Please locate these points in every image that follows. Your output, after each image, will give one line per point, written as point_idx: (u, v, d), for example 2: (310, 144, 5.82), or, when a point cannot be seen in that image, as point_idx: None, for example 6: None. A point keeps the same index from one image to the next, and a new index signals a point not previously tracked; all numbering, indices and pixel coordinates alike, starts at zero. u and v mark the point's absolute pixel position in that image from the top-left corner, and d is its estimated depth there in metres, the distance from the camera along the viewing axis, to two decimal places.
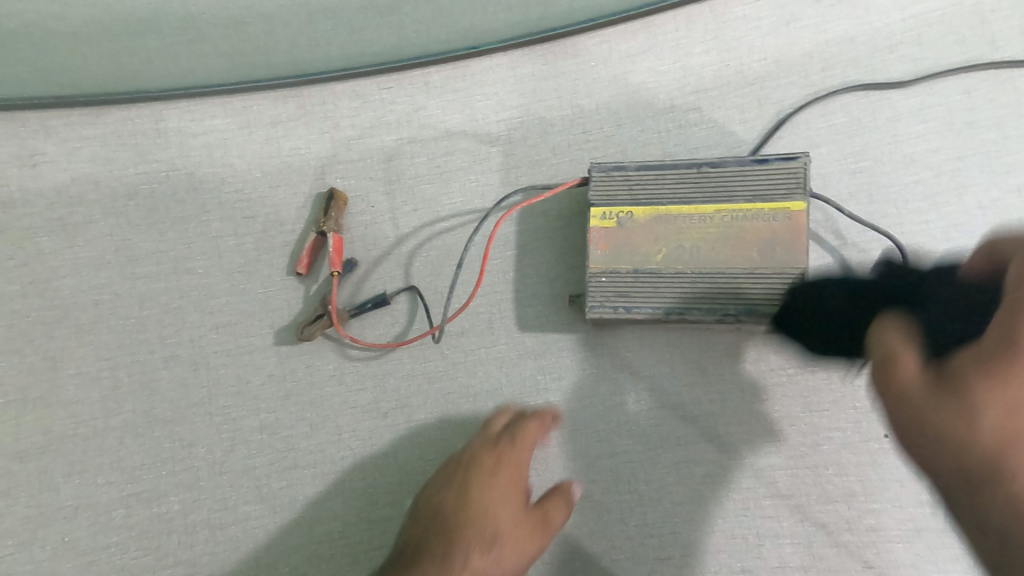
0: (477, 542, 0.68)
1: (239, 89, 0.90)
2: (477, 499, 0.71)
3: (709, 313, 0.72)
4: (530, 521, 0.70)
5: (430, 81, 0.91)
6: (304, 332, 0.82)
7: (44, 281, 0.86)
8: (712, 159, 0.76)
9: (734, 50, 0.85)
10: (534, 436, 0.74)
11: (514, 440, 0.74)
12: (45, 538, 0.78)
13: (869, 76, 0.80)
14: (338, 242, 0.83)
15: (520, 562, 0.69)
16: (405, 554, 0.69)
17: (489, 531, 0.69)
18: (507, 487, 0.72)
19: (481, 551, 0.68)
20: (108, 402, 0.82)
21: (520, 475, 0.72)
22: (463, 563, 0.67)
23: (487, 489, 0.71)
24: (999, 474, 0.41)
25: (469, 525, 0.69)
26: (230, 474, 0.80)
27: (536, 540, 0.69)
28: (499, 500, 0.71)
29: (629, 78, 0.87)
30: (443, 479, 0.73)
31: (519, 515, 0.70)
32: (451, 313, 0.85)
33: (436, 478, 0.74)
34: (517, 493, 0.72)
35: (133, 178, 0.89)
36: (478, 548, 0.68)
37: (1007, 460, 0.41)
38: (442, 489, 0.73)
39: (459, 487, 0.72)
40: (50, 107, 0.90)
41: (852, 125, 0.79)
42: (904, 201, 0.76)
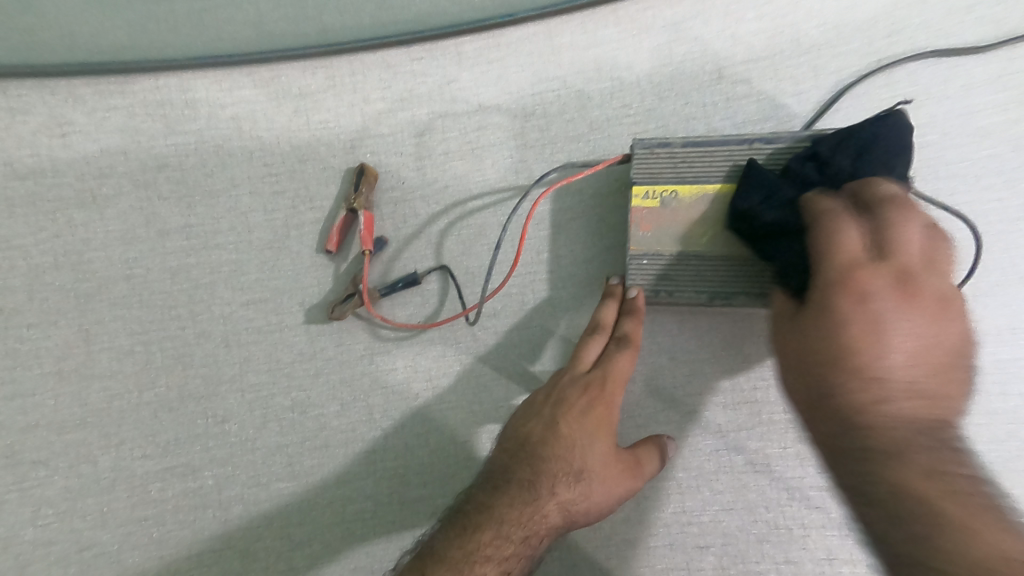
0: (563, 475, 0.67)
1: (267, 59, 0.87)
2: (566, 435, 0.70)
3: (758, 298, 0.68)
4: (620, 462, 0.68)
5: (463, 51, 0.88)
6: (336, 311, 0.81)
7: (76, 254, 0.85)
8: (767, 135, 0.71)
9: (789, 16, 0.79)
10: (627, 375, 0.72)
11: (605, 376, 0.72)
12: (85, 508, 0.79)
13: (940, 42, 0.75)
14: (369, 221, 0.81)
15: (608, 500, 0.67)
16: (490, 479, 0.68)
17: (576, 465, 0.68)
18: (597, 424, 0.70)
19: (567, 485, 0.67)
20: (143, 376, 0.82)
21: (610, 414, 0.71)
22: (549, 495, 0.66)
23: (577, 425, 0.70)
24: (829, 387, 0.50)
25: (555, 458, 0.68)
26: (263, 451, 0.80)
27: (629, 481, 0.68)
28: (589, 437, 0.69)
29: (673, 47, 0.82)
30: (529, 415, 0.73)
31: (609, 452, 0.69)
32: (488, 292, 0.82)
33: (520, 416, 0.74)
34: (607, 431, 0.70)
35: (162, 150, 0.87)
36: (564, 481, 0.67)
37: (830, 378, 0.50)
38: (528, 424, 0.72)
39: (548, 422, 0.71)
40: (77, 75, 0.88)
41: (919, 96, 0.74)
42: (975, 177, 0.72)
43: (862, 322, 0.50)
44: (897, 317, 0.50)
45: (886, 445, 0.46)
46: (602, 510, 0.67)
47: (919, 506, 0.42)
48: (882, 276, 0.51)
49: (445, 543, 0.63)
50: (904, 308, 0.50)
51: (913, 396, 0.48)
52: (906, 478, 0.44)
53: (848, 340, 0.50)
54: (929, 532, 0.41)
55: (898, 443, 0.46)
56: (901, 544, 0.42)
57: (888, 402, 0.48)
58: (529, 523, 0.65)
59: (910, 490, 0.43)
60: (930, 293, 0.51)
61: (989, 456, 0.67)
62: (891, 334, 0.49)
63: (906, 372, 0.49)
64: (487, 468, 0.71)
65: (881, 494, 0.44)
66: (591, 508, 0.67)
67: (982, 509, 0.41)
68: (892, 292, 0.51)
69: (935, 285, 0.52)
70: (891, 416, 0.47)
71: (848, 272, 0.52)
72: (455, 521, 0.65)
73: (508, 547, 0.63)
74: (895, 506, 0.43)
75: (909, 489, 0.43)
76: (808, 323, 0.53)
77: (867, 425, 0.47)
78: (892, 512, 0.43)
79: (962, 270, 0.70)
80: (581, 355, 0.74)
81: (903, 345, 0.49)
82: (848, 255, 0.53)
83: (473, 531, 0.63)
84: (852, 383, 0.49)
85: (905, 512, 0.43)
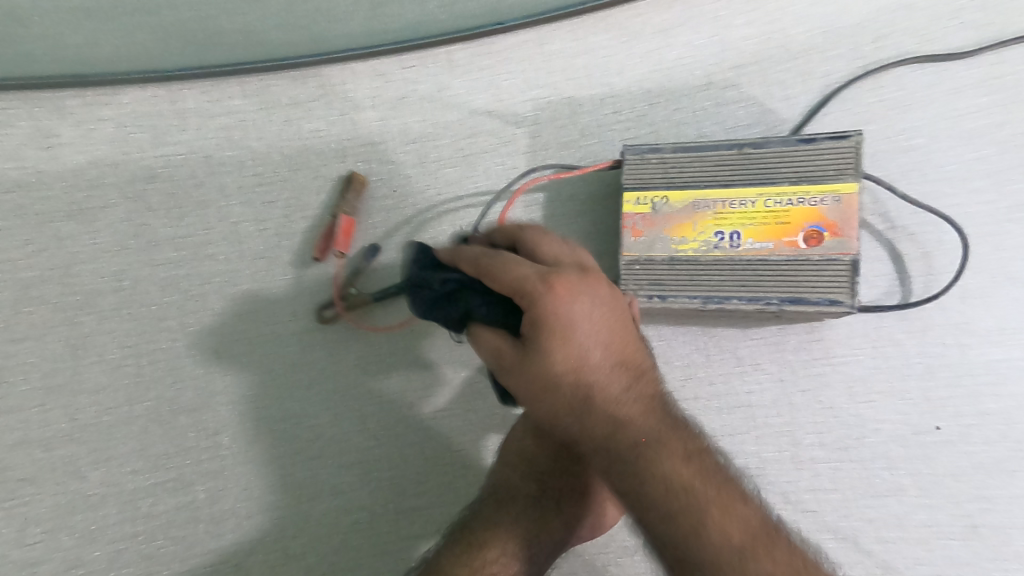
0: (568, 491, 0.70)
1: (258, 69, 0.87)
2: (565, 451, 0.71)
3: (751, 302, 0.68)
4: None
5: (454, 59, 0.88)
6: (325, 315, 0.82)
7: (63, 266, 0.84)
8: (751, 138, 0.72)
9: (777, 22, 0.80)
10: None
11: None
12: (74, 526, 0.77)
13: (926, 46, 0.76)
14: (349, 226, 0.82)
15: (609, 509, 0.72)
16: (495, 495, 0.69)
17: (580, 481, 0.71)
18: None
19: (572, 500, 0.70)
20: (133, 389, 0.81)
21: None
22: (555, 511, 0.69)
23: None
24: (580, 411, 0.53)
25: (558, 475, 0.71)
26: (256, 464, 0.79)
27: None
28: None
29: (663, 53, 0.83)
30: (525, 430, 0.73)
31: None
32: None
33: (517, 430, 0.74)
34: None
35: (151, 160, 0.86)
36: (569, 497, 0.70)
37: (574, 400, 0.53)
38: (525, 440, 0.72)
39: (546, 438, 0.71)
40: (63, 86, 0.87)
41: (906, 100, 0.75)
42: (962, 179, 0.73)
43: (562, 334, 0.52)
44: (585, 314, 0.52)
45: (636, 442, 0.51)
46: (603, 519, 0.71)
47: (673, 500, 0.48)
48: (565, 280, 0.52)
49: (450, 561, 0.64)
50: (587, 300, 0.53)
51: (622, 382, 0.53)
52: (663, 469, 0.49)
53: (565, 354, 0.52)
54: (679, 519, 0.47)
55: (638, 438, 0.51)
56: (669, 538, 0.47)
57: (616, 395, 0.53)
58: (537, 540, 0.67)
59: (668, 486, 0.48)
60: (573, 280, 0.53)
61: (981, 457, 0.68)
62: (581, 337, 0.52)
63: (612, 364, 0.53)
64: (491, 483, 0.71)
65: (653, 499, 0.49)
66: (593, 520, 0.71)
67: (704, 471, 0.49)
68: (572, 295, 0.52)
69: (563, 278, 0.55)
70: (627, 412, 0.52)
71: (541, 284, 0.52)
72: (459, 538, 0.66)
73: (514, 564, 0.64)
74: (659, 502, 0.48)
75: (664, 481, 0.49)
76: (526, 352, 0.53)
77: (618, 426, 0.52)
78: (667, 518, 0.48)
79: (952, 272, 0.71)
80: None
81: (595, 344, 0.53)
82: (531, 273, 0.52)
83: (479, 548, 0.65)
84: (592, 393, 0.53)
85: (669, 511, 0.48)
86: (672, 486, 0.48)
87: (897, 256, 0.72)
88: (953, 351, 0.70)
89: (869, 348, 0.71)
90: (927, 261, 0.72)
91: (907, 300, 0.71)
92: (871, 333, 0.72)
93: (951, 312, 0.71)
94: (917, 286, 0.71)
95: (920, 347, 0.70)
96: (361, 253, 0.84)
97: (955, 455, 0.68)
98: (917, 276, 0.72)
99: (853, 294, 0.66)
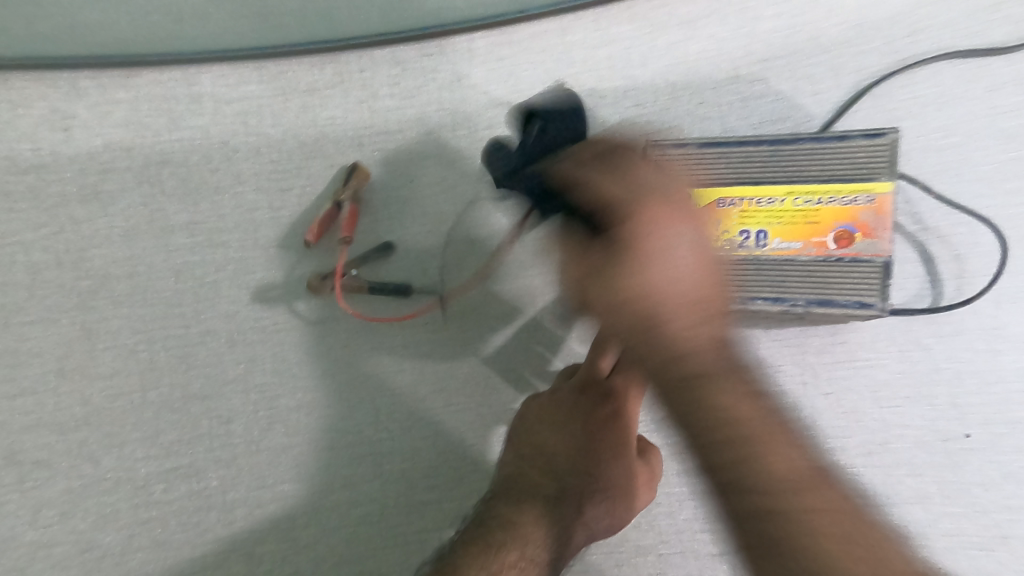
0: (589, 493, 0.68)
1: (275, 54, 0.86)
2: (589, 445, 0.70)
3: (776, 302, 0.66)
4: (641, 477, 0.70)
5: (474, 48, 0.86)
6: (317, 282, 0.80)
7: (78, 250, 0.83)
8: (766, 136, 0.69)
9: (808, 14, 0.78)
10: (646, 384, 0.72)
11: (626, 386, 0.71)
12: (87, 510, 0.77)
13: (965, 41, 0.74)
14: (352, 214, 0.81)
15: (628, 514, 0.69)
16: (513, 493, 0.68)
17: (601, 482, 0.68)
18: (620, 435, 0.70)
19: (594, 502, 0.68)
20: (146, 376, 0.81)
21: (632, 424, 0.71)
22: (576, 514, 0.67)
23: (601, 435, 0.70)
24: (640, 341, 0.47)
25: (579, 471, 0.69)
26: (268, 453, 0.79)
27: (646, 494, 0.70)
28: (611, 449, 0.69)
29: (688, 45, 0.81)
30: (548, 420, 0.72)
31: (631, 468, 0.69)
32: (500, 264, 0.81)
33: (537, 417, 0.72)
34: (628, 441, 0.70)
35: (166, 145, 0.85)
36: (590, 499, 0.68)
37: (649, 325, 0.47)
38: (548, 430, 0.71)
39: (571, 431, 0.71)
40: (78, 67, 0.86)
41: (941, 96, 0.73)
42: (997, 179, 0.70)
43: (665, 248, 0.49)
44: (687, 240, 0.50)
45: (690, 372, 0.45)
46: (622, 523, 0.70)
47: (732, 430, 0.43)
48: (654, 212, 0.51)
49: (469, 561, 0.63)
50: (679, 226, 0.51)
51: (690, 318, 0.47)
52: (719, 398, 0.44)
53: (667, 274, 0.48)
54: (745, 454, 0.42)
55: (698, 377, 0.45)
56: (726, 466, 0.43)
57: (682, 328, 0.47)
58: (555, 545, 0.65)
59: (726, 412, 0.44)
60: (672, 210, 0.52)
61: (1010, 466, 0.66)
62: (665, 258, 0.49)
63: (682, 302, 0.47)
64: (505, 477, 0.70)
65: (711, 423, 0.44)
66: (613, 523, 0.69)
67: (776, 422, 0.43)
68: (660, 221, 0.51)
69: (678, 207, 0.52)
70: (694, 354, 0.46)
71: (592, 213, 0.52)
72: (478, 538, 0.65)
73: (532, 569, 0.63)
74: (727, 452, 0.43)
75: (717, 410, 0.44)
76: (624, 270, 0.49)
77: (684, 355, 0.46)
78: (733, 449, 0.43)
79: (985, 275, 0.69)
80: (597, 360, 0.72)
81: (686, 272, 0.49)
82: (629, 200, 0.51)
83: (498, 550, 0.64)
84: (666, 323, 0.47)
85: (734, 436, 0.43)
86: (739, 421, 0.43)
87: (927, 258, 0.71)
88: (983, 356, 0.68)
89: (897, 354, 0.69)
90: (959, 264, 0.70)
91: (937, 303, 0.69)
92: (898, 337, 0.70)
93: (983, 317, 0.69)
94: (948, 290, 0.70)
95: (948, 352, 0.69)
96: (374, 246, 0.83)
97: (984, 464, 0.66)
98: (947, 280, 0.70)
99: (883, 297, 0.64)
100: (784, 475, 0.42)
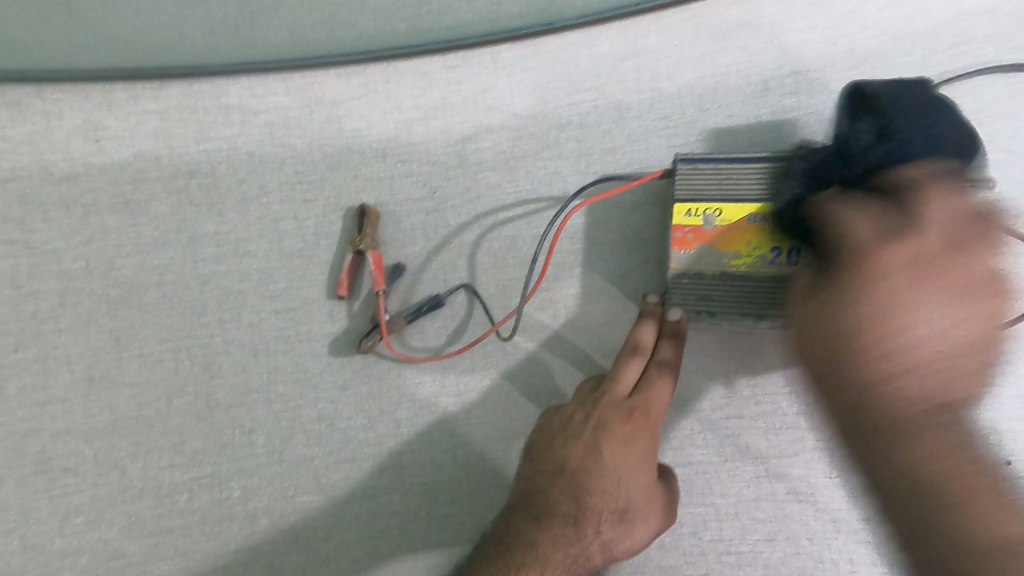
0: (608, 513, 0.67)
1: (302, 66, 0.86)
2: (607, 463, 0.68)
3: None
4: (661, 499, 0.68)
5: (500, 59, 0.86)
6: (363, 344, 0.79)
7: (107, 259, 0.84)
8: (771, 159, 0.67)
9: (842, 27, 0.76)
10: (668, 402, 0.70)
11: (647, 401, 0.69)
12: (113, 517, 0.78)
13: (1004, 57, 0.72)
14: (378, 259, 0.80)
15: (648, 537, 0.68)
16: (531, 511, 0.67)
17: (621, 503, 0.67)
18: (639, 454, 0.68)
19: (613, 523, 0.66)
20: (171, 384, 0.81)
21: (652, 442, 0.69)
22: (594, 533, 0.66)
23: (620, 454, 0.68)
24: (836, 386, 0.50)
25: (597, 490, 0.68)
26: (290, 463, 0.79)
27: (666, 516, 0.68)
28: (631, 468, 0.68)
29: (718, 58, 0.80)
30: (566, 435, 0.71)
31: (649, 490, 0.68)
32: (530, 289, 0.80)
33: (555, 434, 0.72)
34: (650, 460, 0.68)
35: (194, 156, 0.86)
36: (609, 519, 0.67)
37: (842, 371, 0.50)
38: (566, 447, 0.70)
39: (589, 449, 0.69)
40: (110, 80, 0.87)
41: (980, 112, 0.71)
42: None
43: (902, 298, 0.48)
44: (934, 287, 0.48)
45: (899, 421, 0.46)
46: (642, 546, 0.68)
47: (903, 486, 0.45)
48: (931, 232, 0.50)
49: None
50: (951, 278, 0.48)
51: (936, 381, 0.46)
52: (913, 457, 0.45)
53: (903, 322, 0.48)
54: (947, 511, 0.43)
55: (869, 419, 0.47)
56: (931, 530, 0.43)
57: (914, 380, 0.46)
58: (574, 564, 0.65)
59: (910, 468, 0.45)
60: (956, 276, 0.49)
61: None
62: (904, 316, 0.48)
63: (928, 357, 0.47)
64: (524, 492, 0.69)
65: (892, 474, 0.46)
66: (633, 545, 0.67)
67: (959, 468, 0.44)
68: (935, 281, 0.49)
69: (953, 266, 0.49)
70: (905, 396, 0.46)
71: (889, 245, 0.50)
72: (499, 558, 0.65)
73: None
74: (875, 471, 0.47)
75: (908, 465, 0.45)
76: (855, 297, 0.50)
77: (867, 409, 0.47)
78: (918, 504, 0.44)
79: None
80: (620, 377, 0.71)
81: (951, 326, 0.47)
82: (882, 235, 0.51)
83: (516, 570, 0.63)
84: (884, 370, 0.47)
85: (914, 492, 0.44)
86: (913, 473, 0.45)
87: None
88: None
89: None
90: None
91: None
92: None
93: None
94: None
95: None
96: (390, 279, 0.82)
97: None
98: None
99: None
100: (964, 513, 0.42)
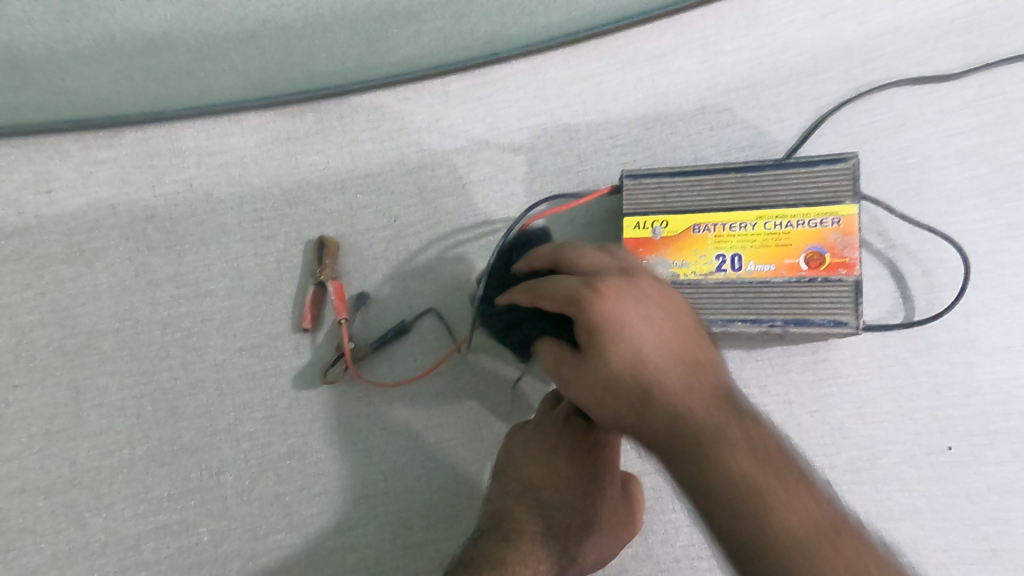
0: (575, 527, 0.69)
1: (257, 107, 0.89)
2: (571, 478, 0.71)
3: (754, 323, 0.67)
4: (626, 509, 0.70)
5: (450, 91, 0.89)
6: (329, 374, 0.79)
7: (64, 309, 0.84)
8: (710, 172, 0.72)
9: (768, 47, 0.81)
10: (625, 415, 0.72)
11: None
12: (75, 575, 0.76)
13: (914, 68, 0.78)
14: (339, 289, 0.80)
15: (615, 547, 0.70)
16: (500, 531, 0.68)
17: (586, 516, 0.69)
18: (601, 468, 0.70)
19: (580, 537, 0.68)
20: (134, 431, 0.80)
21: (612, 454, 0.71)
22: (562, 548, 0.68)
23: (583, 469, 0.71)
24: (638, 421, 0.51)
25: (562, 505, 0.70)
26: (260, 502, 0.78)
27: (633, 526, 0.70)
28: (594, 481, 0.70)
29: (656, 79, 0.84)
30: (528, 454, 0.72)
31: (614, 502, 0.70)
32: None
33: (518, 455, 0.72)
34: (611, 472, 0.70)
35: (151, 200, 0.87)
36: (576, 533, 0.69)
37: (634, 410, 0.52)
38: (529, 466, 0.71)
39: (552, 466, 0.71)
40: (64, 131, 0.88)
41: (898, 120, 0.77)
42: (957, 197, 0.74)
43: (625, 328, 0.53)
44: (640, 305, 0.54)
45: (701, 431, 0.47)
46: (610, 556, 0.70)
47: (725, 499, 0.45)
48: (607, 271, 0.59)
49: None
50: (640, 292, 0.55)
51: (688, 380, 0.51)
52: (725, 461, 0.46)
53: (639, 345, 0.52)
54: (760, 507, 0.44)
55: (675, 441, 0.48)
56: (765, 535, 0.43)
57: (674, 388, 0.50)
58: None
59: (730, 472, 0.45)
60: (641, 287, 0.56)
61: (995, 479, 0.67)
62: (625, 343, 0.53)
63: (672, 362, 0.52)
64: (492, 512, 0.70)
65: (717, 486, 0.45)
66: (600, 557, 0.69)
67: (756, 450, 0.46)
68: (635, 296, 0.55)
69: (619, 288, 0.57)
70: (681, 405, 0.49)
71: (588, 292, 0.55)
72: None
73: None
74: (712, 489, 0.45)
75: (728, 471, 0.45)
76: (601, 347, 0.54)
77: (675, 426, 0.49)
78: (737, 513, 0.44)
79: (954, 289, 0.72)
80: None
81: (663, 331, 0.53)
82: (581, 284, 0.56)
83: None
84: (653, 395, 0.51)
85: (733, 498, 0.44)
86: (746, 478, 0.45)
87: (898, 276, 0.73)
88: (960, 368, 0.70)
89: (876, 368, 0.71)
90: (928, 279, 0.72)
91: (911, 318, 0.72)
92: (878, 353, 0.71)
93: (956, 329, 0.71)
94: (920, 305, 0.72)
95: (926, 366, 0.70)
96: (354, 308, 0.83)
97: (970, 476, 0.68)
98: (919, 295, 0.72)
99: (857, 315, 0.66)
100: (784, 506, 0.44)
